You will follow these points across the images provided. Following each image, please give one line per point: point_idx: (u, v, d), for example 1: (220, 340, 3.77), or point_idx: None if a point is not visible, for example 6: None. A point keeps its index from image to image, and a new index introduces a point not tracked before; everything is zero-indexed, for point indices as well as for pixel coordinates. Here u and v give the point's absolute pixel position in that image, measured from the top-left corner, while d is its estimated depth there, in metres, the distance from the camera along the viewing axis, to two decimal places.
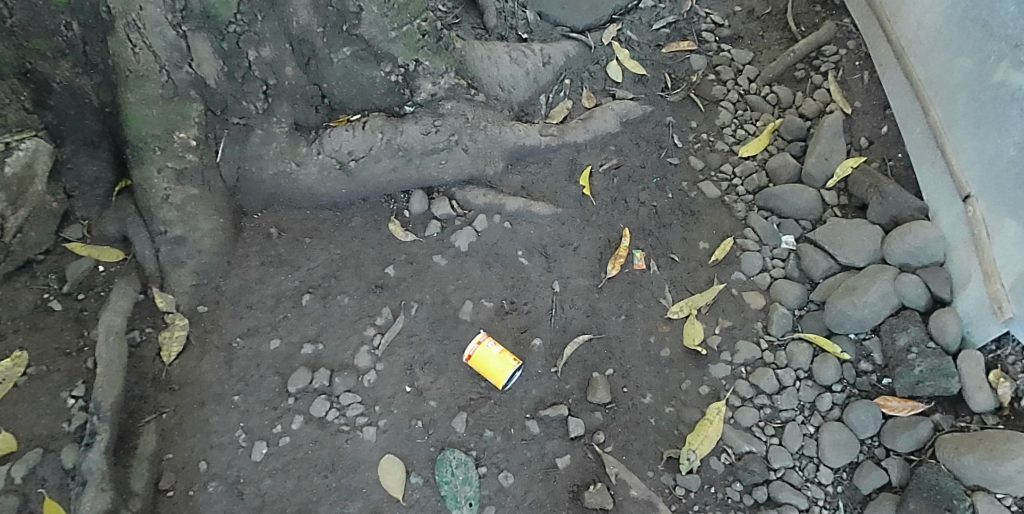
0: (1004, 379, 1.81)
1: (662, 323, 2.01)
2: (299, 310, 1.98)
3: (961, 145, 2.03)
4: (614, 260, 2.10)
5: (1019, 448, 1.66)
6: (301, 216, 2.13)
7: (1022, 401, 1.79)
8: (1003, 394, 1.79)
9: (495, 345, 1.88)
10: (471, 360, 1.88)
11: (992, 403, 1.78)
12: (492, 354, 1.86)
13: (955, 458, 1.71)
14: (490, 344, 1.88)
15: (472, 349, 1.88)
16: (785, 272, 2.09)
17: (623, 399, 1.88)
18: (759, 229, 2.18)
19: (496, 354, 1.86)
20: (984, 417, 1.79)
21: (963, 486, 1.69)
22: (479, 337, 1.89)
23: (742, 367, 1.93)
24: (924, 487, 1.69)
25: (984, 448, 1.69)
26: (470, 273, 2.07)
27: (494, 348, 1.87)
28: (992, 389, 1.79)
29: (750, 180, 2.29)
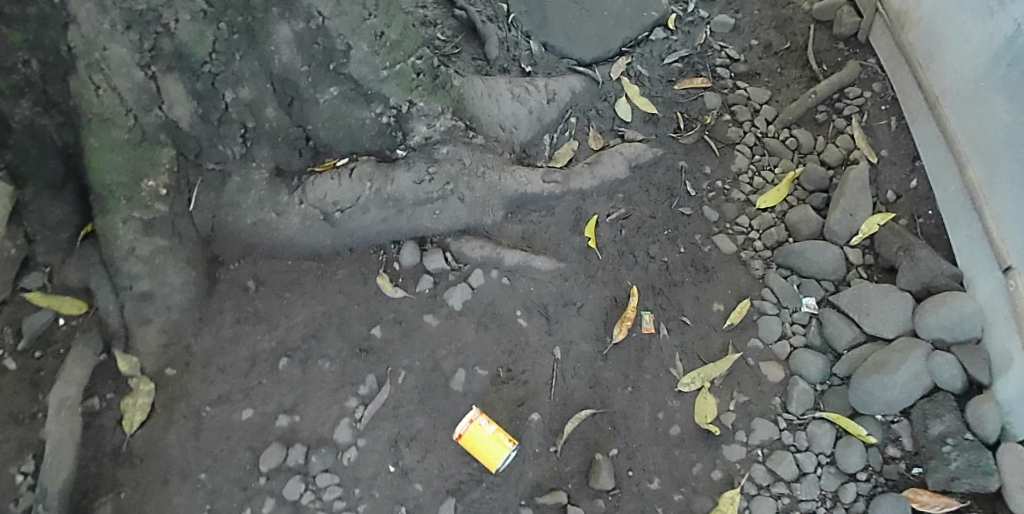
0: None
1: (672, 397, 1.83)
2: (275, 376, 1.82)
3: (1001, 212, 1.86)
4: (621, 323, 1.93)
5: None
6: (281, 268, 1.95)
7: None
8: None
9: (487, 424, 1.72)
10: (461, 440, 1.73)
11: None
12: (485, 434, 1.71)
13: None
14: (482, 423, 1.72)
15: (462, 427, 1.73)
16: (806, 340, 1.93)
17: (628, 484, 1.72)
18: (778, 290, 2.01)
19: (489, 434, 1.71)
20: None
21: None
22: (470, 415, 1.73)
23: (758, 449, 1.77)
24: None
25: None
26: (463, 335, 1.90)
27: (487, 427, 1.72)
28: None
29: (768, 233, 2.12)
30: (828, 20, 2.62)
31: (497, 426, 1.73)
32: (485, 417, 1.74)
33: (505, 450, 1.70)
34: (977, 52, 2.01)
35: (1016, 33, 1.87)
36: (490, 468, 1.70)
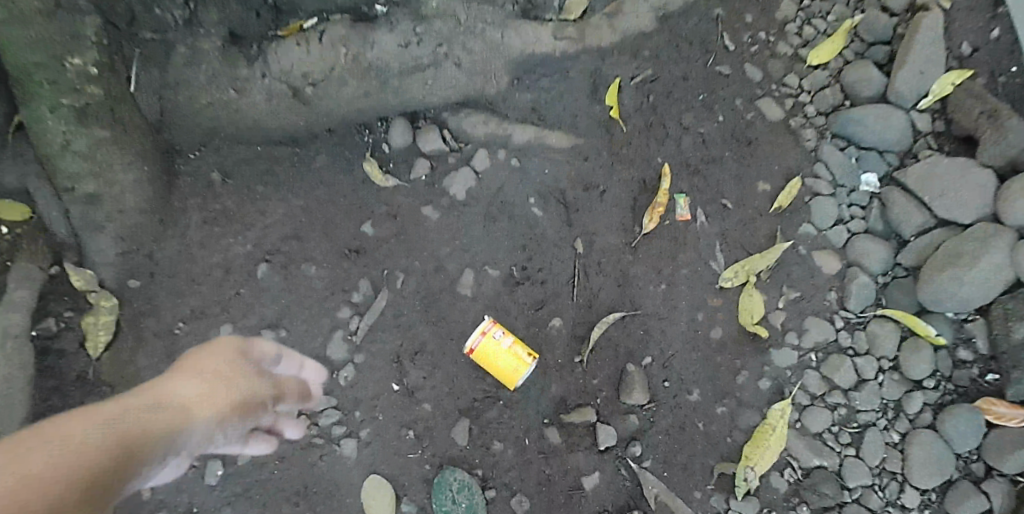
0: None
1: (713, 295, 1.63)
2: (255, 286, 1.57)
3: None
4: (651, 210, 1.69)
5: None
6: (249, 156, 1.65)
7: None
8: None
9: (501, 336, 1.48)
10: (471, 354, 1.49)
11: None
12: (501, 350, 1.47)
13: None
14: (495, 336, 1.48)
15: (471, 341, 1.49)
16: (866, 225, 1.76)
17: (664, 397, 1.54)
18: (833, 164, 1.81)
19: (506, 350, 1.47)
20: None
21: None
22: (480, 327, 1.48)
23: (812, 353, 1.61)
24: None
25: None
26: (469, 230, 1.64)
27: (502, 342, 1.48)
28: None
29: (820, 96, 1.86)
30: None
31: (514, 337, 1.49)
32: (498, 327, 1.49)
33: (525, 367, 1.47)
34: None
35: None
36: (509, 385, 1.49)
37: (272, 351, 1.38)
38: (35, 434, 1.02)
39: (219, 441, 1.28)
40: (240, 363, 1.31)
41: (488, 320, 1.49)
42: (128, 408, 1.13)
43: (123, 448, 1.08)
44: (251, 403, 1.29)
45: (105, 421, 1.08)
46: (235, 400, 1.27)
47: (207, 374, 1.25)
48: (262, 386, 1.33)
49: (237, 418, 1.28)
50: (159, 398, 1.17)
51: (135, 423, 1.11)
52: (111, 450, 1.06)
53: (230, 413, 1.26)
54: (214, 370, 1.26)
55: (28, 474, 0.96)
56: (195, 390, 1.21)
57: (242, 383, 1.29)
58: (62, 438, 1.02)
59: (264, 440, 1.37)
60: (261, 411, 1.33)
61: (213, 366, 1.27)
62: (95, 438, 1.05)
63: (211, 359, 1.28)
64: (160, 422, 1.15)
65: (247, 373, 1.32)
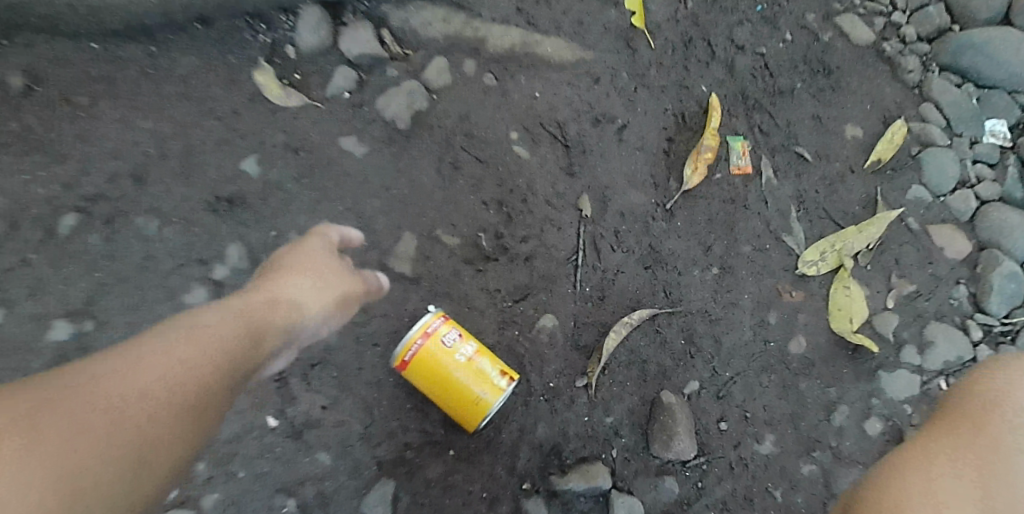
0: None
1: (789, 287, 1.05)
2: (54, 250, 0.96)
3: None
4: (696, 156, 1.11)
5: None
6: (72, 51, 1.04)
7: None
8: None
9: (454, 344, 0.88)
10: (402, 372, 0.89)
11: None
12: (455, 369, 0.87)
13: None
14: (444, 343, 0.88)
15: (402, 350, 0.88)
16: (1000, 191, 1.17)
17: (716, 447, 0.95)
18: (947, 107, 1.23)
19: (463, 367, 0.88)
20: None
21: None
22: (415, 328, 0.87)
23: (941, 380, 1.02)
24: None
25: None
26: (415, 177, 1.04)
27: (457, 354, 0.88)
28: None
29: (920, 15, 1.28)
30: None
31: (475, 345, 0.89)
32: (448, 328, 0.88)
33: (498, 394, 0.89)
34: None
35: None
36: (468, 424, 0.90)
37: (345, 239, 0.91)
38: (77, 382, 0.63)
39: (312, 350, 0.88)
40: (333, 253, 0.88)
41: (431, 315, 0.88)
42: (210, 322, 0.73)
43: (211, 391, 0.69)
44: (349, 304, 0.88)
45: (185, 348, 0.69)
46: (334, 303, 0.85)
47: (294, 272, 0.83)
48: (367, 281, 0.90)
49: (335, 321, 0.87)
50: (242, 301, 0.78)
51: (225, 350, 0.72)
52: (195, 395, 0.68)
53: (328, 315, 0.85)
54: (300, 264, 0.85)
55: (80, 446, 0.60)
56: (285, 288, 0.81)
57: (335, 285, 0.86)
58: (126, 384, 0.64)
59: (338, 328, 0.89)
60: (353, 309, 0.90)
61: (299, 262, 0.85)
62: (174, 381, 0.67)
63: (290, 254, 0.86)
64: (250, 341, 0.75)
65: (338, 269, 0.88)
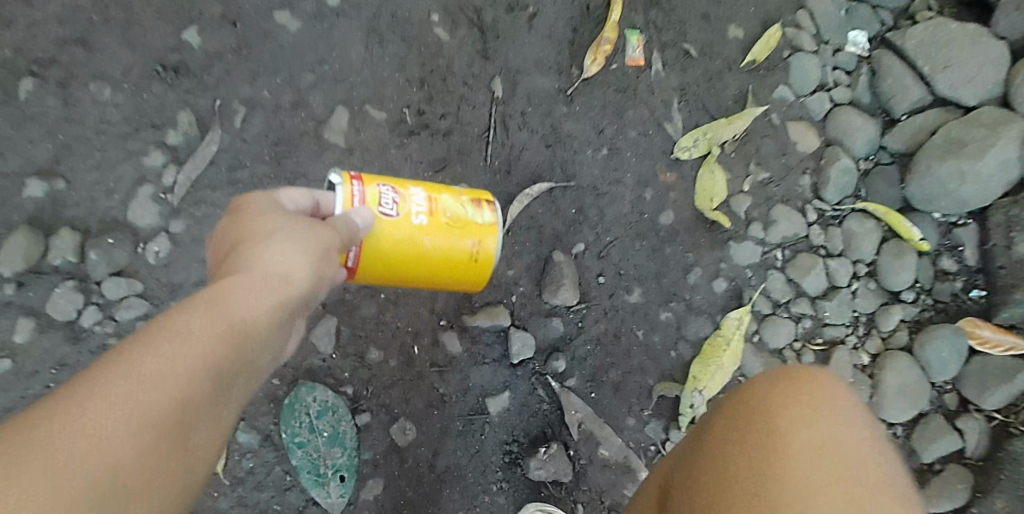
0: None
1: (664, 167, 1.25)
2: (13, 111, 1.05)
3: None
4: (596, 48, 1.26)
5: None
6: None
7: None
8: None
9: (401, 205, 0.93)
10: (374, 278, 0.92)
11: None
12: (434, 232, 0.95)
13: None
14: (392, 210, 0.92)
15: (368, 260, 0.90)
16: (851, 96, 1.39)
17: (598, 297, 1.18)
18: (820, 17, 1.41)
19: (443, 223, 0.95)
20: None
21: None
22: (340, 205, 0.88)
23: (777, 251, 1.26)
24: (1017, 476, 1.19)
25: None
26: (346, 49, 1.16)
27: (414, 205, 0.94)
28: None
29: None
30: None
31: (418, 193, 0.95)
32: (375, 187, 0.91)
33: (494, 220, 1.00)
34: None
35: None
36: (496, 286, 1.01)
37: (310, 202, 0.87)
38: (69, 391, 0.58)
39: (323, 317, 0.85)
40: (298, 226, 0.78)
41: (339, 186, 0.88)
42: (219, 295, 0.67)
43: (243, 357, 0.67)
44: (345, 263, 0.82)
45: (206, 319, 0.64)
46: (342, 254, 0.81)
47: (287, 235, 0.77)
48: (346, 230, 0.83)
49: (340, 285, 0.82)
50: (240, 261, 0.72)
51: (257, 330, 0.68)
52: (234, 366, 0.65)
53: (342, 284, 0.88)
54: (279, 229, 0.77)
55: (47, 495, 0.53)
56: (285, 247, 0.74)
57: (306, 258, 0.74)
58: (152, 385, 0.58)
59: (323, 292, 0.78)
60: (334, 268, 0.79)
61: (278, 225, 0.77)
62: (202, 356, 0.62)
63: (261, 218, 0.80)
64: (277, 315, 0.70)
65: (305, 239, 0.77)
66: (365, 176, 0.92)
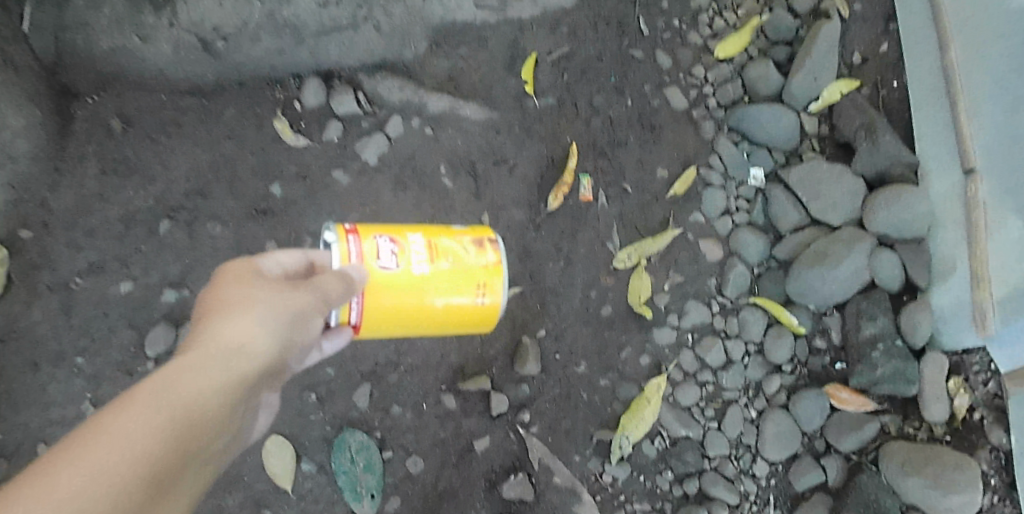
0: (963, 389, 1.68)
1: (606, 274, 1.73)
2: (156, 242, 1.56)
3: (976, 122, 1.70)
4: (557, 188, 1.74)
5: (966, 479, 1.58)
6: (154, 103, 1.58)
7: (976, 414, 1.67)
8: (958, 405, 1.67)
9: (396, 255, 1.26)
10: (374, 318, 1.25)
11: (946, 415, 1.67)
12: (425, 274, 1.28)
13: (900, 477, 1.62)
14: (389, 261, 1.25)
15: (366, 304, 1.23)
16: (748, 219, 1.80)
17: (554, 368, 1.67)
18: (726, 158, 1.82)
19: (435, 268, 1.28)
20: (932, 427, 1.68)
21: (899, 505, 1.63)
22: (338, 259, 1.21)
23: (689, 333, 1.73)
24: (862, 503, 1.62)
25: (932, 473, 1.60)
26: (380, 194, 1.67)
27: (411, 250, 1.27)
28: (949, 399, 1.67)
29: (722, 89, 1.86)
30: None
31: (412, 240, 1.28)
32: (369, 241, 1.24)
33: (477, 257, 1.32)
34: None
35: None
36: (491, 317, 1.36)
37: (298, 261, 1.19)
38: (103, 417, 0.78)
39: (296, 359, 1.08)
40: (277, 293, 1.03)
41: (337, 241, 1.21)
42: (184, 365, 0.87)
43: (226, 395, 0.89)
44: (308, 317, 1.05)
45: (203, 365, 0.88)
46: (316, 312, 1.07)
47: (248, 303, 0.99)
48: (315, 294, 1.07)
49: (305, 336, 1.05)
50: (212, 329, 0.94)
51: (220, 388, 0.89)
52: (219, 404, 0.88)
53: (345, 332, 1.22)
54: (244, 298, 1.00)
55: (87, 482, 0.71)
56: (264, 308, 1.00)
57: (279, 319, 1.00)
58: (136, 435, 0.77)
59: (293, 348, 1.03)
60: (304, 328, 1.05)
61: (260, 290, 1.03)
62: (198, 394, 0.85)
63: (229, 286, 1.03)
64: (238, 372, 0.92)
65: (281, 302, 1.02)
66: (361, 232, 1.24)
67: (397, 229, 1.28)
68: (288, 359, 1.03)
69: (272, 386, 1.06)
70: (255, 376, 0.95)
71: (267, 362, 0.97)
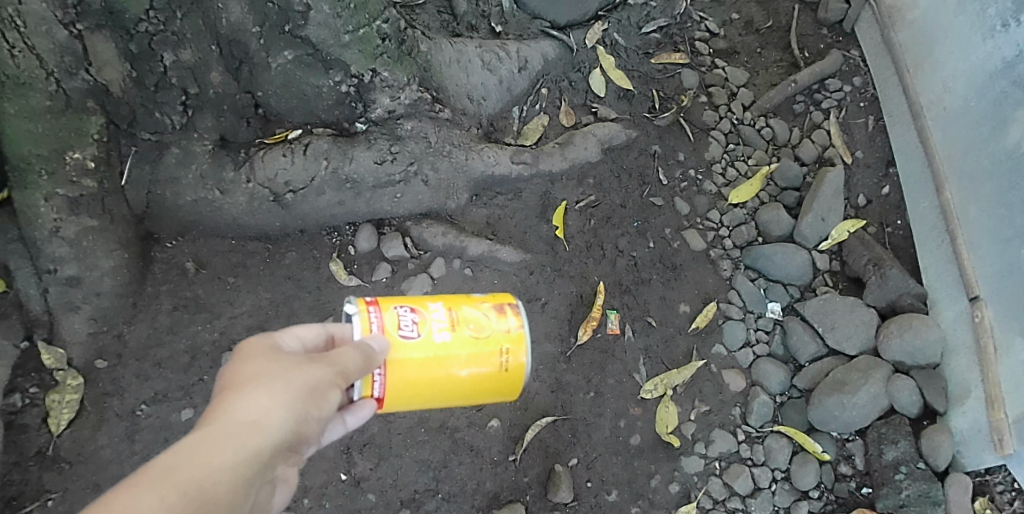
0: (990, 509, 1.71)
1: (634, 404, 1.81)
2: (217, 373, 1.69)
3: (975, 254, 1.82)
4: (586, 323, 1.85)
5: None
6: (224, 248, 1.79)
7: None
8: None
9: (417, 324, 1.24)
10: (397, 390, 1.22)
11: None
12: (447, 341, 1.26)
13: None
14: (410, 330, 1.23)
15: (390, 377, 1.20)
16: (768, 350, 1.90)
17: (586, 496, 1.72)
18: (744, 293, 1.95)
19: (457, 335, 1.27)
20: None
21: None
22: (359, 329, 1.18)
23: (716, 461, 1.79)
24: None
25: None
26: None
27: (431, 319, 1.26)
28: None
29: (737, 230, 2.02)
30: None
31: (431, 309, 1.27)
32: (389, 311, 1.22)
33: (498, 322, 1.30)
34: (959, 85, 1.93)
35: (1000, 127, 1.80)
36: (516, 383, 1.33)
37: (317, 336, 1.14)
38: None
39: (317, 438, 1.01)
40: (291, 367, 0.98)
41: (358, 312, 1.19)
42: (189, 447, 0.82)
43: (232, 478, 0.82)
44: (325, 390, 0.99)
45: (207, 447, 0.83)
46: (336, 384, 1.01)
47: (260, 378, 0.94)
48: (331, 367, 1.01)
49: (326, 411, 0.98)
50: (221, 410, 0.89)
51: (227, 467, 0.82)
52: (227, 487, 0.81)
53: (368, 405, 1.17)
54: (255, 376, 0.95)
55: None
56: (277, 383, 0.94)
57: (293, 394, 0.94)
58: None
59: (313, 426, 0.96)
60: (324, 402, 0.98)
61: (274, 365, 0.98)
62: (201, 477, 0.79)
63: (244, 363, 0.98)
64: (247, 453, 0.86)
65: (295, 376, 0.97)
66: (381, 304, 1.22)
67: (416, 299, 1.27)
68: (307, 436, 0.96)
69: (292, 469, 0.99)
70: (268, 455, 0.88)
71: (282, 439, 0.90)
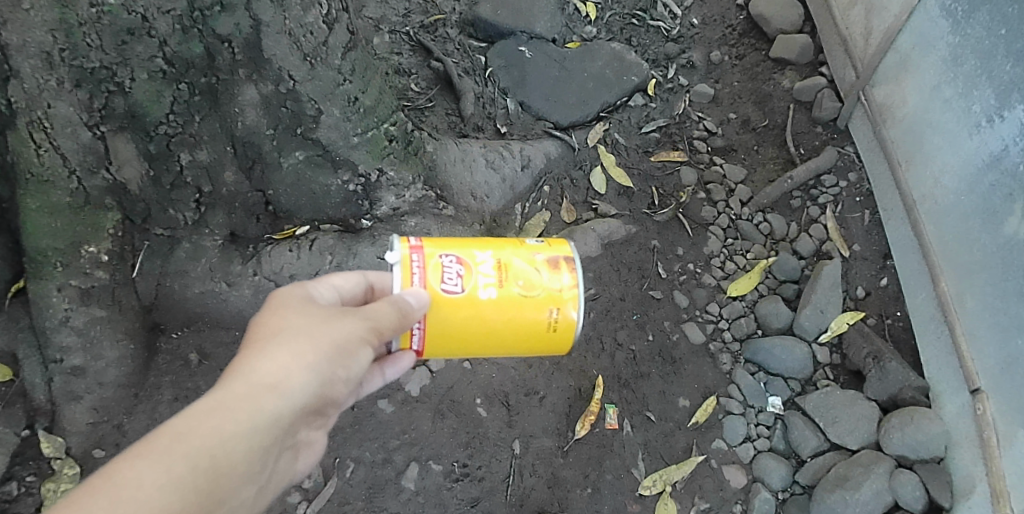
0: None
1: (631, 500, 1.78)
2: None
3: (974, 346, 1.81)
4: (584, 417, 1.85)
5: None
6: (227, 339, 1.83)
7: None
8: None
9: (462, 277, 1.24)
10: (437, 341, 1.24)
11: None
12: (492, 296, 1.25)
13: None
14: (454, 283, 1.23)
15: (427, 330, 1.22)
16: (770, 444, 1.87)
17: None
18: (744, 386, 1.93)
19: (503, 290, 1.25)
20: None
21: None
22: (399, 282, 1.20)
23: None
24: None
25: None
26: (420, 424, 1.79)
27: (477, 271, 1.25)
28: None
29: (737, 323, 2.02)
30: (788, 63, 2.55)
31: (479, 261, 1.26)
32: (433, 261, 1.22)
33: (550, 278, 1.28)
34: (948, 178, 1.96)
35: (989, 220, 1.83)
36: (567, 339, 1.31)
37: (358, 284, 1.22)
38: None
39: (345, 393, 1.06)
40: (321, 322, 1.02)
41: (399, 259, 1.21)
42: (209, 408, 0.88)
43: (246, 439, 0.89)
44: (355, 348, 1.02)
45: (225, 408, 0.89)
46: (367, 343, 1.05)
47: (288, 334, 0.98)
48: (362, 323, 1.05)
49: (352, 370, 1.02)
50: (248, 362, 0.95)
51: (240, 432, 0.88)
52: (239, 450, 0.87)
53: (406, 357, 1.23)
54: (285, 330, 0.99)
55: None
56: (305, 339, 0.98)
57: (319, 351, 0.98)
58: (143, 488, 0.78)
59: (338, 383, 1.01)
60: (351, 360, 1.02)
61: (306, 319, 1.02)
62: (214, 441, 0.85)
63: (278, 312, 1.03)
64: (264, 414, 0.91)
65: (323, 331, 1.01)
66: (426, 253, 1.23)
67: (465, 248, 1.26)
68: (332, 392, 1.01)
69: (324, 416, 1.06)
70: (286, 416, 0.94)
71: (303, 398, 0.95)
